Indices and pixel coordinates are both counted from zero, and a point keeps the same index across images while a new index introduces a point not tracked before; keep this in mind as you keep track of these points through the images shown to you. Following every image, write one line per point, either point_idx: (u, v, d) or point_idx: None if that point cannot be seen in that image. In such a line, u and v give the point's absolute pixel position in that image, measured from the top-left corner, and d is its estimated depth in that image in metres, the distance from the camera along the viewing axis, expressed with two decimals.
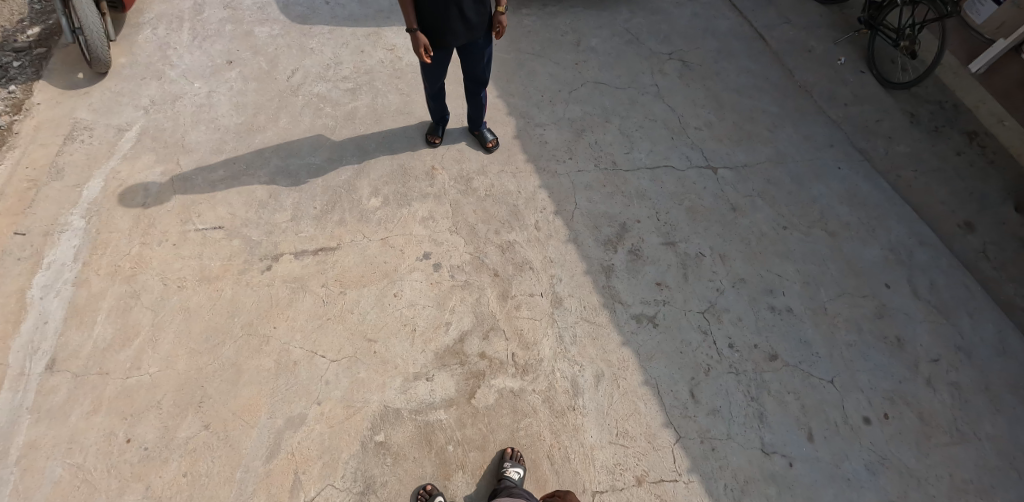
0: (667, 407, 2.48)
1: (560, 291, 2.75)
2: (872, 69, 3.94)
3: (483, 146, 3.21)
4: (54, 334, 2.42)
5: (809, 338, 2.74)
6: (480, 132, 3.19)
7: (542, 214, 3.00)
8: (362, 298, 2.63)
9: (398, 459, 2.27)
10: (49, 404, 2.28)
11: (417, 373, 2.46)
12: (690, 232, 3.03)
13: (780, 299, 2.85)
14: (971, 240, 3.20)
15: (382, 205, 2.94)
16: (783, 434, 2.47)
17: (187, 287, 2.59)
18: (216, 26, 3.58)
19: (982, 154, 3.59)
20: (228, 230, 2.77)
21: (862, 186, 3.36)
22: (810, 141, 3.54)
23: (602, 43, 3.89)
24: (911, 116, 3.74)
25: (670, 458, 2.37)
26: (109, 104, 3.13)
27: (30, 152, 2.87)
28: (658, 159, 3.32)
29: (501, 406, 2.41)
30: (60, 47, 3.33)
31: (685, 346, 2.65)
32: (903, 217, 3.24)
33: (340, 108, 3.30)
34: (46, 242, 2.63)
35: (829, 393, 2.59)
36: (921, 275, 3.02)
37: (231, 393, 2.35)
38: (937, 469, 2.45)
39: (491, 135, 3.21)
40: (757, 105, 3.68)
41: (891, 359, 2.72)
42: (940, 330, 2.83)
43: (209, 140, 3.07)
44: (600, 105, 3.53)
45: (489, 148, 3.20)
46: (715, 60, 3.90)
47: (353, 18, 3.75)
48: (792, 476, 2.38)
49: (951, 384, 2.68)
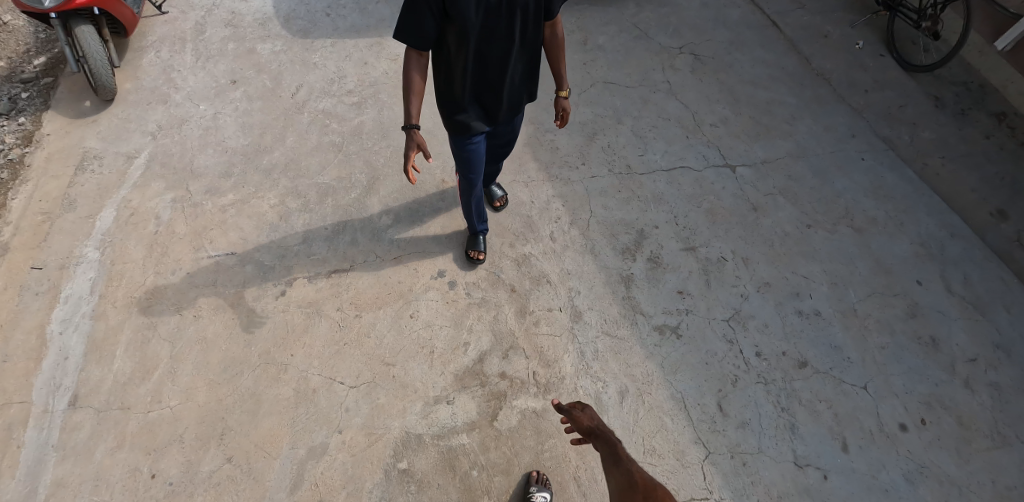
0: (695, 422, 2.41)
1: (579, 304, 2.69)
2: (893, 52, 3.78)
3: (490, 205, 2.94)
4: (75, 369, 2.39)
5: (839, 342, 2.65)
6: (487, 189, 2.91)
7: (556, 225, 2.93)
8: (378, 320, 2.60)
9: (423, 487, 2.22)
10: (74, 441, 2.24)
11: (438, 397, 2.42)
12: (711, 236, 2.95)
13: (808, 302, 2.76)
14: (1006, 228, 3.06)
15: (393, 222, 2.90)
16: (816, 445, 2.39)
17: (204, 316, 2.56)
18: (219, 45, 3.54)
19: (1012, 136, 3.43)
20: (240, 255, 2.74)
21: (888, 177, 3.23)
22: (831, 132, 3.42)
23: (610, 40, 3.78)
24: (936, 99, 3.58)
25: (700, 475, 2.30)
26: (118, 130, 3.10)
27: (42, 185, 2.85)
28: (674, 160, 3.23)
29: (524, 428, 2.37)
30: (67, 75, 3.31)
31: (711, 356, 2.58)
32: (933, 208, 3.12)
33: (347, 123, 3.25)
34: (63, 275, 2.61)
35: (862, 400, 2.51)
36: (955, 269, 2.90)
37: (252, 424, 2.32)
38: (979, 476, 2.36)
39: (500, 192, 2.93)
40: (774, 96, 3.56)
41: (925, 361, 2.62)
42: (977, 327, 2.72)
43: (218, 164, 3.03)
44: (611, 106, 3.43)
45: (495, 206, 2.93)
46: (727, 52, 3.78)
47: (355, 29, 3.70)
48: (827, 488, 2.30)
49: (990, 384, 2.57)
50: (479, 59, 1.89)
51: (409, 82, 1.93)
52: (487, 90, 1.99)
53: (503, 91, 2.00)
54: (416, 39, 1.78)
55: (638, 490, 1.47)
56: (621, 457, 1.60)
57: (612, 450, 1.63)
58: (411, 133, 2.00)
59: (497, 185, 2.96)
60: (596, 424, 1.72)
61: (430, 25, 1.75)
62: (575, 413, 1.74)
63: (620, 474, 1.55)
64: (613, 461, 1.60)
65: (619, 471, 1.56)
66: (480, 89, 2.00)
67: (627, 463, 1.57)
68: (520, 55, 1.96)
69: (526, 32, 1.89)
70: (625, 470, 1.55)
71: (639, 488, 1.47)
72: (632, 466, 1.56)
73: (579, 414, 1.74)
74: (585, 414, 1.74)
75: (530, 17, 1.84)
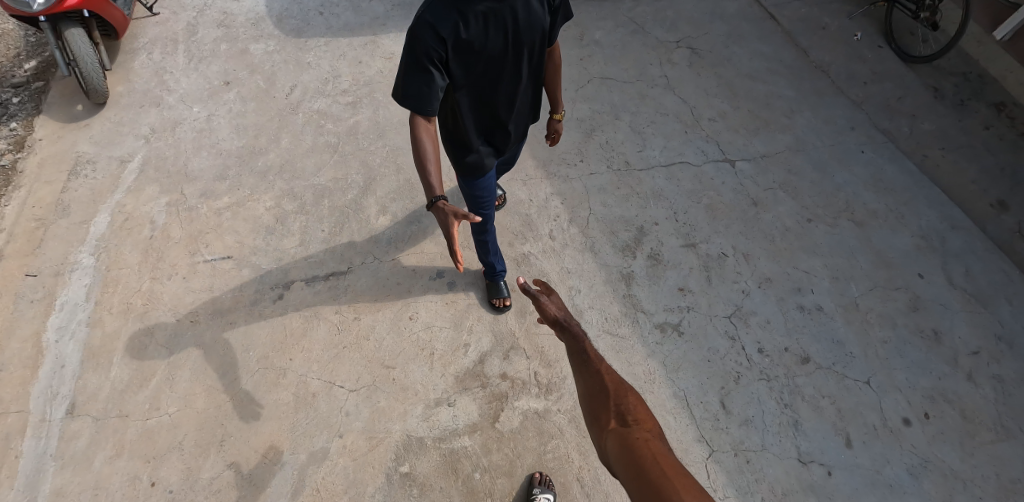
0: (698, 420, 2.40)
1: (580, 302, 2.67)
2: (891, 44, 3.75)
3: None
4: (72, 377, 2.37)
5: (841, 337, 2.64)
6: None
7: (556, 223, 2.91)
8: (377, 323, 2.58)
9: (425, 490, 2.20)
10: (72, 450, 2.22)
11: (438, 399, 2.40)
12: (711, 232, 2.93)
13: (809, 297, 2.75)
14: (1006, 219, 3.04)
15: (391, 223, 2.88)
16: (820, 441, 2.38)
17: (201, 322, 2.53)
18: (211, 45, 3.50)
19: (1012, 126, 3.41)
20: (237, 259, 2.71)
21: (888, 170, 3.22)
22: (830, 125, 3.40)
23: (607, 35, 3.75)
24: (935, 90, 3.56)
25: (703, 474, 2.28)
26: (111, 134, 3.06)
27: (35, 190, 2.82)
28: (673, 155, 3.20)
29: (526, 429, 2.36)
30: (58, 79, 3.27)
31: (713, 353, 2.56)
32: (933, 201, 3.10)
33: (342, 123, 3.22)
34: (58, 282, 2.58)
35: (865, 395, 2.49)
36: (956, 262, 2.89)
37: (252, 430, 2.30)
38: (984, 469, 2.34)
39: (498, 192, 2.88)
40: (773, 90, 3.54)
41: (928, 354, 2.61)
42: (979, 320, 2.71)
43: (213, 167, 3.00)
44: (608, 102, 3.41)
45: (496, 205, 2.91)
46: (725, 45, 3.75)
47: (349, 28, 3.66)
48: (831, 485, 2.29)
49: (992, 377, 2.56)
50: (484, 101, 1.78)
51: (423, 155, 1.68)
52: (493, 127, 1.89)
53: (511, 128, 1.90)
54: (427, 103, 1.59)
55: (606, 397, 1.23)
56: (589, 355, 1.33)
57: (578, 346, 1.35)
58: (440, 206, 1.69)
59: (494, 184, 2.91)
60: (564, 314, 1.42)
61: (440, 85, 1.58)
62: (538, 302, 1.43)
63: (586, 375, 1.30)
64: (580, 359, 1.33)
65: (586, 372, 1.30)
66: (486, 128, 1.89)
67: (596, 363, 1.31)
68: (525, 91, 1.85)
69: (531, 67, 1.78)
70: (593, 372, 1.29)
71: (607, 394, 1.23)
72: (601, 366, 1.30)
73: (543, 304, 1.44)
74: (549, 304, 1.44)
75: (536, 54, 1.74)
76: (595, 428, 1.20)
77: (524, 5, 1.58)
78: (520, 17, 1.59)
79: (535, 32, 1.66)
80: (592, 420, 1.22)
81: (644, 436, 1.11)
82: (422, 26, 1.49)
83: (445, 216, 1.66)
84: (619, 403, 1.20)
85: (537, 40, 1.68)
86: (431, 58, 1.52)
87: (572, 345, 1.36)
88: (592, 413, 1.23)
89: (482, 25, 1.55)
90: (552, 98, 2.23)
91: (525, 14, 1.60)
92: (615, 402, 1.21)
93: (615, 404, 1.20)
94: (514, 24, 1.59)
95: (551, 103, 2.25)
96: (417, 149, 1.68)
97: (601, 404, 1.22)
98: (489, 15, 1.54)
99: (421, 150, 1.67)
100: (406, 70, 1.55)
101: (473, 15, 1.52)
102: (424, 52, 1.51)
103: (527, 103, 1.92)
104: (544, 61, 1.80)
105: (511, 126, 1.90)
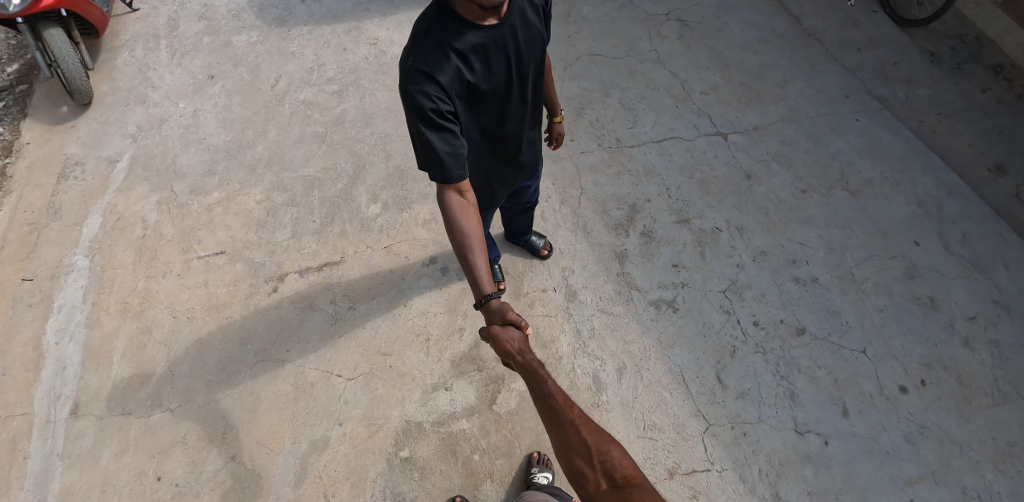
0: (694, 394, 2.41)
1: (573, 283, 2.67)
2: (885, 8, 3.67)
3: (536, 254, 2.72)
4: (74, 378, 2.40)
5: (837, 307, 2.63)
6: (528, 242, 2.68)
7: (547, 204, 2.91)
8: (372, 311, 2.59)
9: (426, 473, 2.23)
10: (79, 449, 2.26)
11: (435, 384, 2.42)
12: (704, 207, 2.91)
13: (804, 269, 2.73)
14: (1003, 183, 3.00)
15: (382, 211, 2.88)
16: (816, 411, 2.39)
17: (198, 318, 2.55)
18: (193, 39, 3.47)
19: (1010, 89, 3.33)
20: (229, 254, 2.72)
21: (883, 137, 3.18)
22: (824, 93, 3.35)
23: (594, 11, 3.68)
24: (931, 54, 3.49)
25: (701, 447, 2.30)
26: (98, 135, 3.06)
27: (26, 195, 2.82)
28: (664, 131, 3.17)
29: (524, 410, 2.38)
30: (42, 82, 3.26)
31: (708, 328, 2.57)
32: (929, 167, 3.06)
33: (329, 112, 3.20)
34: (54, 285, 2.60)
35: (862, 364, 2.50)
36: (953, 228, 2.86)
37: (253, 422, 2.33)
38: (980, 434, 2.35)
39: (541, 240, 2.70)
40: (765, 60, 3.48)
41: (924, 322, 2.60)
42: (975, 286, 2.69)
43: (201, 162, 3.00)
44: (598, 79, 3.36)
45: (544, 255, 2.71)
46: (715, 16, 3.68)
47: (332, 14, 3.62)
48: (829, 454, 2.30)
49: (989, 342, 2.56)
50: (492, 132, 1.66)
51: (466, 244, 1.46)
52: (505, 155, 1.78)
53: (522, 150, 1.80)
54: (458, 168, 1.41)
55: (587, 454, 1.15)
56: (558, 406, 1.23)
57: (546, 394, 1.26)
58: (495, 306, 1.45)
59: (535, 233, 2.72)
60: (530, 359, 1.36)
61: (458, 141, 1.42)
62: (496, 336, 1.42)
63: (558, 427, 1.20)
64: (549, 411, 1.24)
65: (557, 425, 1.21)
66: (497, 159, 1.78)
67: (568, 414, 1.21)
68: (531, 109, 1.74)
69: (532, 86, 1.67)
70: (565, 425, 1.19)
71: (586, 448, 1.15)
72: (575, 416, 1.20)
73: (500, 336, 1.42)
74: (506, 337, 1.41)
75: (537, 69, 1.63)
76: (583, 486, 1.13)
77: (522, 22, 1.47)
78: (519, 37, 1.48)
79: (534, 48, 1.55)
80: (575, 476, 1.15)
81: (641, 496, 1.07)
82: (418, 78, 1.32)
83: (489, 328, 1.44)
84: (603, 459, 1.14)
85: (538, 53, 1.57)
86: (441, 114, 1.36)
87: (537, 396, 1.27)
88: (573, 466, 1.15)
89: (483, 56, 1.43)
90: (547, 99, 2.10)
91: (524, 30, 1.49)
92: (598, 458, 1.14)
93: (600, 461, 1.13)
94: (515, 46, 1.48)
95: (549, 105, 2.12)
96: (456, 236, 1.47)
97: (581, 460, 1.15)
98: (487, 45, 1.41)
99: (460, 231, 1.46)
100: (417, 136, 1.36)
101: (471, 49, 1.39)
102: (433, 110, 1.34)
103: (532, 120, 1.81)
104: (543, 78, 1.69)
105: (523, 149, 1.81)
